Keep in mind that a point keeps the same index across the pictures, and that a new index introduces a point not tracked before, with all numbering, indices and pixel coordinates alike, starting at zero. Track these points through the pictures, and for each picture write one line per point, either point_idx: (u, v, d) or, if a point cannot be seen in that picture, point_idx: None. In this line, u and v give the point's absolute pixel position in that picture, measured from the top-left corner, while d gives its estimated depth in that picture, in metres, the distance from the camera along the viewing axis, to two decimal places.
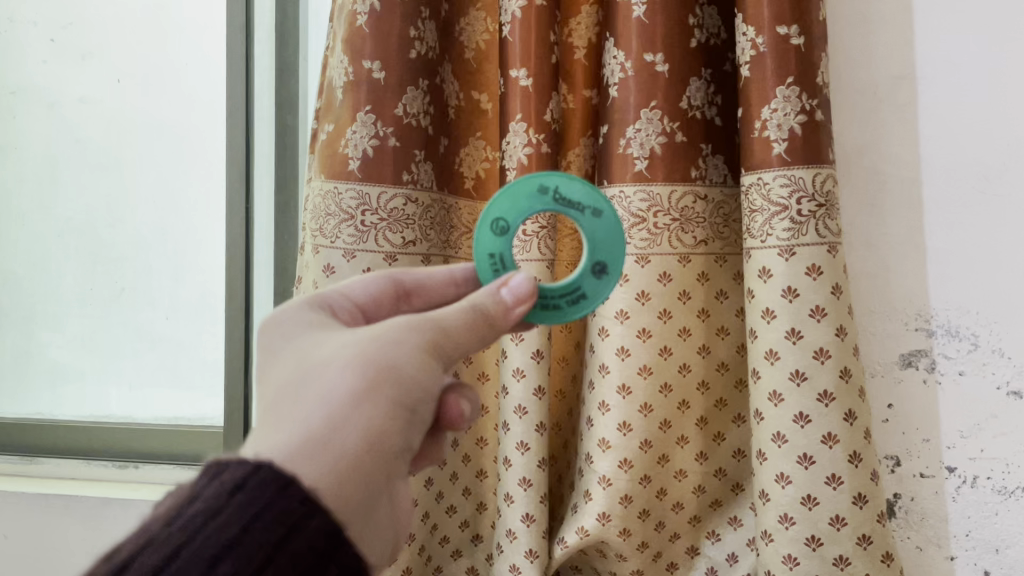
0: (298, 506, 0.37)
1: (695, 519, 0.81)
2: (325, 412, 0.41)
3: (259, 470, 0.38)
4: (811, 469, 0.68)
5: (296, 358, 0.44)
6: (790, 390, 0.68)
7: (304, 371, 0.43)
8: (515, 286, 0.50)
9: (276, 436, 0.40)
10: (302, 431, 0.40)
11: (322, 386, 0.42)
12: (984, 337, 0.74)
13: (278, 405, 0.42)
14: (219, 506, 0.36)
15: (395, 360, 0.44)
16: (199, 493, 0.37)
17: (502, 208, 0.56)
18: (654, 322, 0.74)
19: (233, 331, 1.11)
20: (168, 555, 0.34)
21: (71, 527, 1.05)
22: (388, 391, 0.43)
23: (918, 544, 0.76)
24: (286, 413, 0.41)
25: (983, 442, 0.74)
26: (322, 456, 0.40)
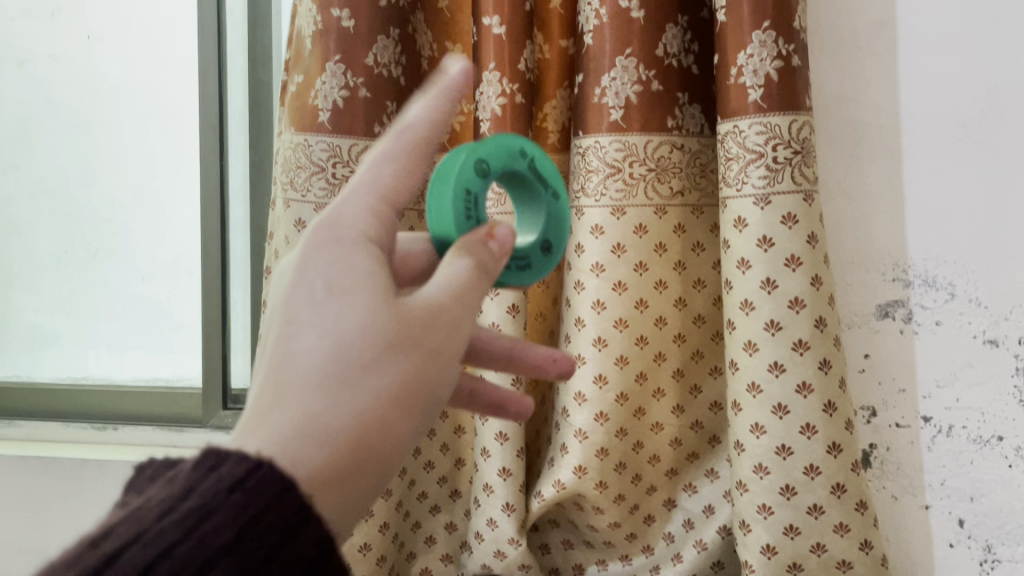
0: (294, 514, 0.32)
1: (672, 472, 0.81)
2: (356, 423, 0.36)
3: (260, 467, 0.32)
4: (786, 419, 0.68)
5: (334, 321, 0.36)
6: (765, 341, 0.68)
7: (343, 350, 0.36)
8: (503, 238, 0.43)
9: (302, 442, 0.34)
10: (329, 445, 0.35)
11: (358, 384, 0.36)
12: (962, 286, 0.73)
13: (304, 388, 0.35)
14: (215, 505, 0.31)
15: (429, 363, 0.38)
16: (194, 485, 0.32)
17: (490, 150, 0.49)
18: (629, 274, 0.74)
19: (210, 292, 1.10)
20: (159, 553, 0.30)
21: (52, 490, 1.04)
22: (410, 399, 0.38)
23: (894, 494, 0.76)
24: (314, 407, 0.35)
25: (959, 391, 0.73)
26: (343, 478, 0.36)
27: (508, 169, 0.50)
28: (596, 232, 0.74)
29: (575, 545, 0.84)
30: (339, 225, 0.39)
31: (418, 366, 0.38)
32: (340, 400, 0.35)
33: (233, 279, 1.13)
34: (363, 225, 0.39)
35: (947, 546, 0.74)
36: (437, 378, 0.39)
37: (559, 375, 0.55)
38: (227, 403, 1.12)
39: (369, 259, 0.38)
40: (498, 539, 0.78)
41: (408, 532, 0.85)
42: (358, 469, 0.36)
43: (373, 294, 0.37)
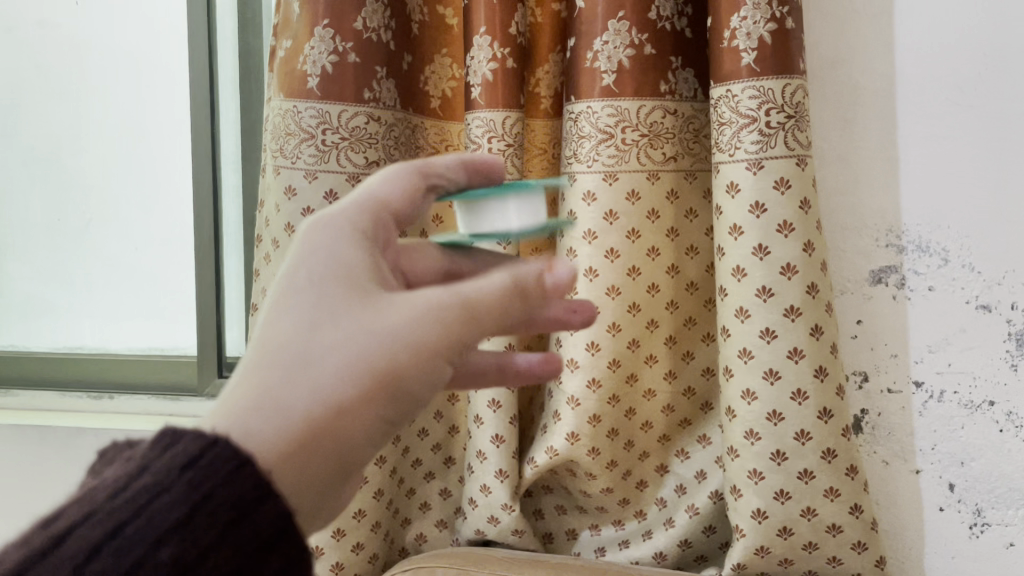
0: (250, 490, 0.32)
1: (665, 438, 0.81)
2: (320, 401, 0.35)
3: (215, 445, 0.33)
4: (777, 384, 0.68)
5: (309, 305, 0.37)
6: (757, 307, 0.68)
7: (310, 328, 0.36)
8: (560, 275, 0.44)
9: (257, 413, 0.34)
10: (286, 423, 0.35)
11: (323, 365, 0.36)
12: (955, 251, 0.73)
13: (272, 366, 0.35)
14: (167, 483, 0.32)
15: (413, 359, 0.37)
16: (149, 464, 0.33)
17: None
18: (622, 242, 0.73)
19: (205, 260, 1.10)
20: (109, 532, 0.30)
21: (48, 457, 1.05)
22: (386, 391, 0.37)
23: (885, 459, 0.76)
24: (273, 386, 0.35)
25: (951, 356, 0.73)
26: (299, 455, 0.35)
27: None
28: (588, 199, 0.73)
29: (568, 510, 0.84)
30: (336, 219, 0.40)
31: (397, 359, 0.37)
32: (301, 379, 0.35)
33: (227, 248, 1.13)
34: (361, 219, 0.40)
35: (937, 510, 0.75)
36: (420, 375, 0.38)
37: (587, 317, 0.56)
38: (223, 371, 1.12)
39: (358, 254, 0.38)
40: (492, 505, 0.79)
41: (403, 498, 0.86)
42: (313, 451, 0.35)
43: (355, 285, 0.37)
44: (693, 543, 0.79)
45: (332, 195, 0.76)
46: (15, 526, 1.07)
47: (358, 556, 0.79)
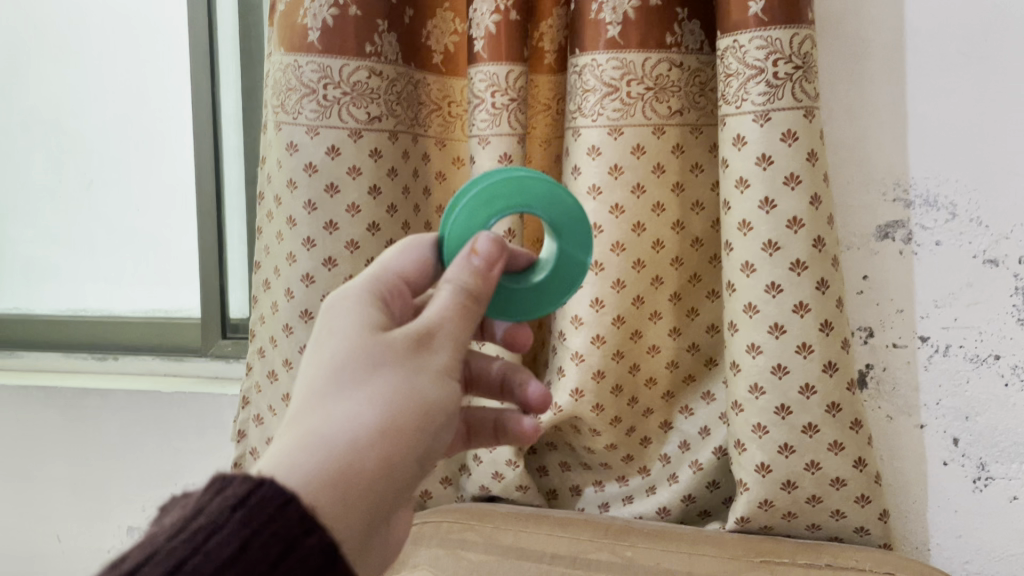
0: (297, 524, 0.34)
1: (668, 394, 0.81)
2: (354, 434, 0.37)
3: (261, 485, 0.34)
4: (781, 339, 0.68)
5: (328, 350, 0.40)
6: (762, 261, 0.67)
7: (337, 370, 0.39)
8: (483, 251, 0.45)
9: (298, 451, 0.36)
10: (326, 455, 0.36)
11: (351, 401, 0.38)
12: (963, 205, 0.72)
13: (305, 411, 0.38)
14: (221, 521, 0.33)
15: (421, 382, 0.40)
16: (202, 507, 0.34)
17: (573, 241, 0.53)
18: (626, 196, 0.73)
19: (205, 222, 1.09)
20: (171, 568, 0.31)
21: (54, 419, 1.05)
22: (411, 416, 0.39)
23: (889, 414, 0.76)
24: (310, 427, 0.37)
25: (957, 311, 0.73)
26: (344, 487, 0.36)
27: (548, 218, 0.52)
28: (593, 153, 0.72)
29: (572, 467, 0.85)
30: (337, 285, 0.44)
31: (410, 383, 0.40)
32: (336, 415, 0.38)
33: (229, 208, 1.12)
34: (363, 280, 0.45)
35: (941, 464, 0.75)
36: (435, 393, 0.41)
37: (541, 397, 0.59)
38: (226, 332, 1.12)
39: (361, 306, 0.42)
40: (496, 461, 0.80)
41: None
42: (359, 481, 0.37)
43: (363, 328, 0.40)
44: (697, 498, 0.79)
45: (334, 151, 0.76)
46: (22, 487, 1.08)
47: None
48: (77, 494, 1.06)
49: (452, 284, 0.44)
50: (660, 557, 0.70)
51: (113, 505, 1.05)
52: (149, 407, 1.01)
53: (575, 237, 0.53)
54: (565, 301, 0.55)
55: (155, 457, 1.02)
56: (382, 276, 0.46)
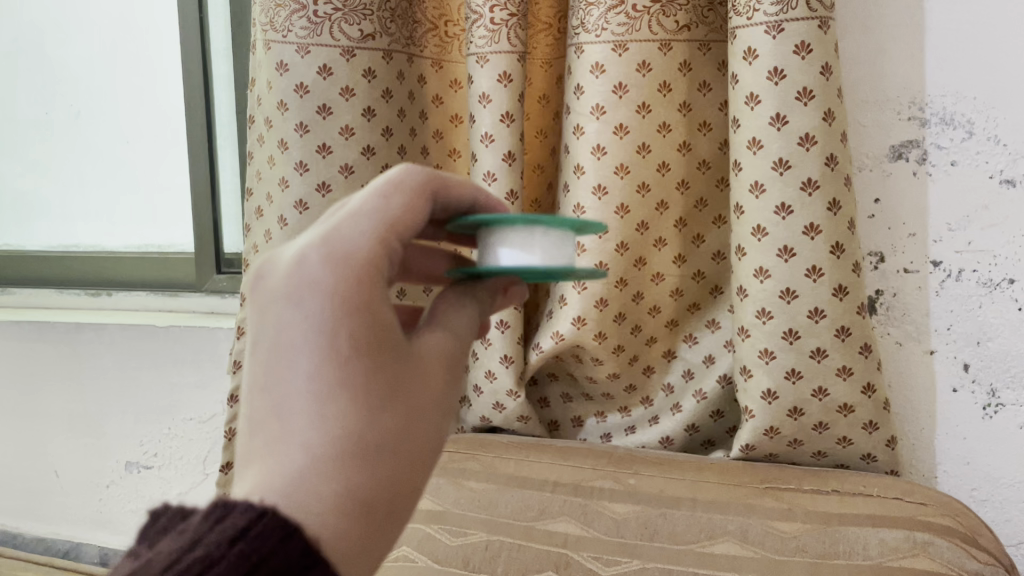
0: (300, 560, 0.30)
1: (672, 323, 0.79)
2: (395, 494, 0.34)
3: (264, 517, 0.31)
4: (791, 262, 0.66)
5: (368, 382, 0.34)
6: (772, 181, 0.65)
7: (376, 417, 0.34)
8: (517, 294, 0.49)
9: (347, 518, 0.32)
10: (370, 523, 0.33)
11: (394, 454, 0.35)
12: (980, 124, 0.69)
13: (345, 462, 0.33)
14: (218, 556, 0.29)
15: (441, 425, 0.38)
16: (201, 537, 0.31)
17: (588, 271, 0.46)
18: (631, 117, 0.70)
19: (198, 153, 1.06)
20: None
21: (48, 354, 1.04)
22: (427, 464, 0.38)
23: (898, 340, 0.74)
24: (357, 485, 0.33)
25: (972, 234, 0.71)
26: (379, 554, 0.34)
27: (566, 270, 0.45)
28: (596, 71, 0.69)
29: (574, 398, 0.83)
30: (346, 252, 0.34)
31: (433, 430, 0.37)
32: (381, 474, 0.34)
33: (221, 138, 1.09)
34: (374, 251, 0.35)
35: (950, 391, 0.73)
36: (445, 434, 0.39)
37: None
38: (221, 267, 1.09)
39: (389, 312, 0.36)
40: (497, 392, 0.78)
41: None
42: (388, 542, 0.35)
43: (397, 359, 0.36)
44: (700, 427, 0.78)
45: (326, 71, 0.73)
46: (19, 421, 1.08)
47: None
48: (74, 429, 1.05)
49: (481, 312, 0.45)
50: (663, 485, 0.69)
51: (111, 440, 1.04)
52: (144, 342, 1.00)
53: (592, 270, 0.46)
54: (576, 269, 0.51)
55: (152, 392, 1.01)
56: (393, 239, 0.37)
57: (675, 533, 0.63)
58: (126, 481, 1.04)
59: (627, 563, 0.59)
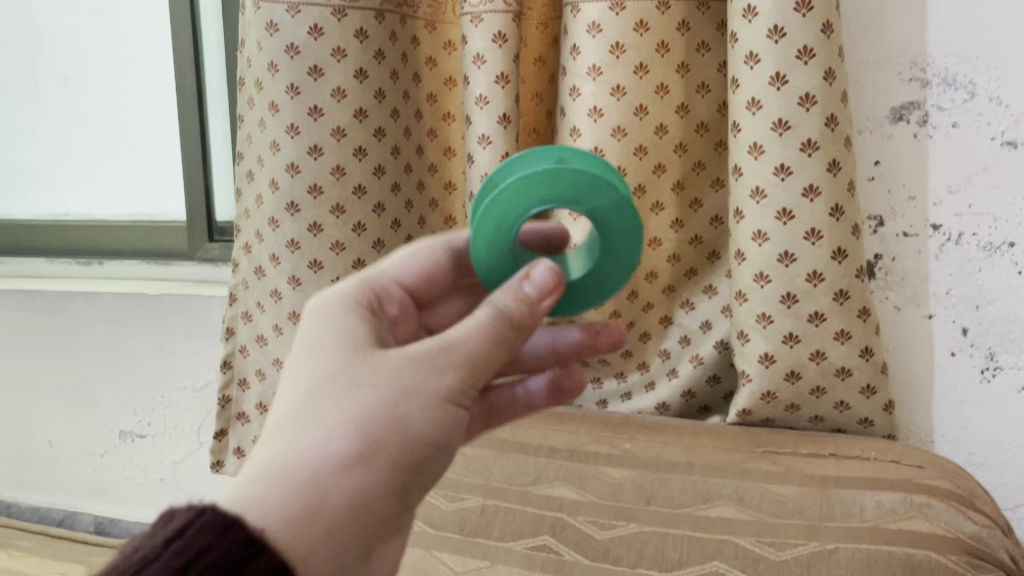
0: (241, 549, 0.32)
1: (669, 289, 0.78)
2: (320, 460, 0.35)
3: (203, 514, 0.33)
4: (789, 225, 0.65)
5: (309, 369, 0.38)
6: (771, 142, 0.64)
7: (313, 395, 0.37)
8: (539, 279, 0.41)
9: (264, 482, 0.35)
10: (287, 486, 0.35)
11: (323, 425, 0.36)
12: (982, 85, 0.68)
13: (278, 438, 0.36)
14: (152, 556, 0.31)
15: (409, 403, 0.37)
16: (136, 546, 0.32)
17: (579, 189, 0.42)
18: (628, 78, 0.69)
19: (188, 119, 1.05)
20: None
21: (39, 323, 1.04)
22: (387, 442, 0.37)
23: (896, 305, 0.74)
24: (281, 453, 0.36)
25: (972, 197, 0.70)
26: (309, 517, 0.34)
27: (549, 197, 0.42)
28: (593, 31, 0.68)
29: None
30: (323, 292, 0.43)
31: (388, 406, 0.37)
32: (304, 439, 0.36)
33: (212, 105, 1.07)
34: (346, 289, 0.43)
35: (948, 355, 0.73)
36: (424, 417, 0.38)
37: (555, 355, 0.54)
38: (214, 236, 1.08)
39: (352, 319, 0.41)
40: None
41: None
42: (326, 509, 0.35)
43: (349, 349, 0.38)
44: (697, 393, 0.78)
45: (317, 31, 0.71)
46: (11, 390, 1.07)
47: None
48: (66, 398, 1.05)
49: (490, 306, 0.40)
50: (660, 449, 0.69)
51: (104, 409, 1.03)
52: (136, 311, 0.99)
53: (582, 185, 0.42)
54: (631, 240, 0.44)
55: (145, 362, 1.00)
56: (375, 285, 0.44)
57: (671, 496, 0.62)
58: (119, 450, 1.04)
59: (622, 527, 0.60)
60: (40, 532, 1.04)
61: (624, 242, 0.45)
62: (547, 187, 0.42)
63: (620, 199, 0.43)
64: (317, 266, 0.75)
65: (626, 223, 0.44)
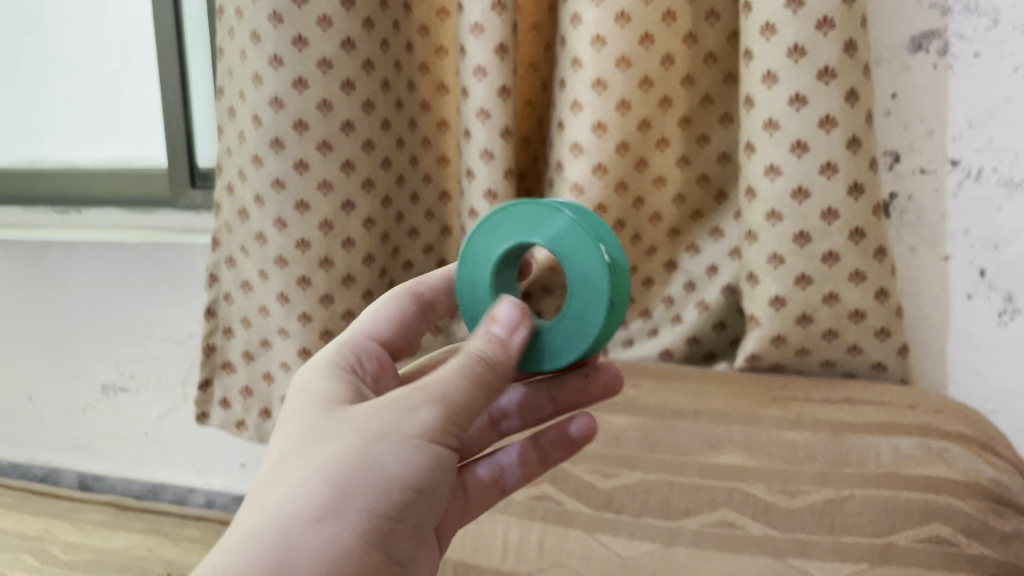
0: None
1: (674, 232, 0.75)
2: (284, 521, 0.34)
3: None
4: (804, 158, 0.61)
5: (286, 431, 0.38)
6: (786, 70, 0.60)
7: (284, 458, 0.37)
8: (504, 317, 0.40)
9: (228, 552, 0.33)
10: (250, 549, 0.33)
11: (289, 484, 0.35)
12: (1008, 12, 0.64)
13: (247, 506, 0.35)
14: None
15: (380, 448, 0.36)
16: None
17: (520, 218, 0.42)
18: (634, 3, 0.64)
19: (167, 57, 0.99)
20: None
21: (16, 273, 1.00)
22: (357, 494, 0.35)
23: (912, 246, 0.71)
24: (248, 519, 0.34)
25: (993, 131, 0.67)
26: None
27: (500, 233, 0.43)
28: None
29: None
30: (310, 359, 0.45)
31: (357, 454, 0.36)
32: (271, 501, 0.35)
33: (191, 43, 1.02)
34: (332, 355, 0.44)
35: (964, 298, 0.70)
36: (395, 466, 0.36)
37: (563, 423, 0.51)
38: (196, 182, 1.03)
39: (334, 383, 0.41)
40: None
41: None
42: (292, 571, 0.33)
43: (323, 409, 0.38)
44: (702, 339, 0.75)
45: None
46: None
47: None
48: (45, 351, 1.02)
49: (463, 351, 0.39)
50: (664, 395, 0.66)
51: (86, 362, 1.00)
52: (115, 260, 0.95)
53: (520, 214, 0.42)
54: (590, 261, 0.40)
55: (126, 313, 0.96)
56: (352, 344, 0.46)
57: (677, 443, 0.60)
58: (101, 404, 1.01)
59: (625, 476, 0.58)
60: (18, 487, 1.02)
61: (581, 283, 0.41)
62: (501, 221, 0.43)
63: (569, 217, 0.40)
64: (304, 208, 0.71)
65: (584, 257, 0.40)
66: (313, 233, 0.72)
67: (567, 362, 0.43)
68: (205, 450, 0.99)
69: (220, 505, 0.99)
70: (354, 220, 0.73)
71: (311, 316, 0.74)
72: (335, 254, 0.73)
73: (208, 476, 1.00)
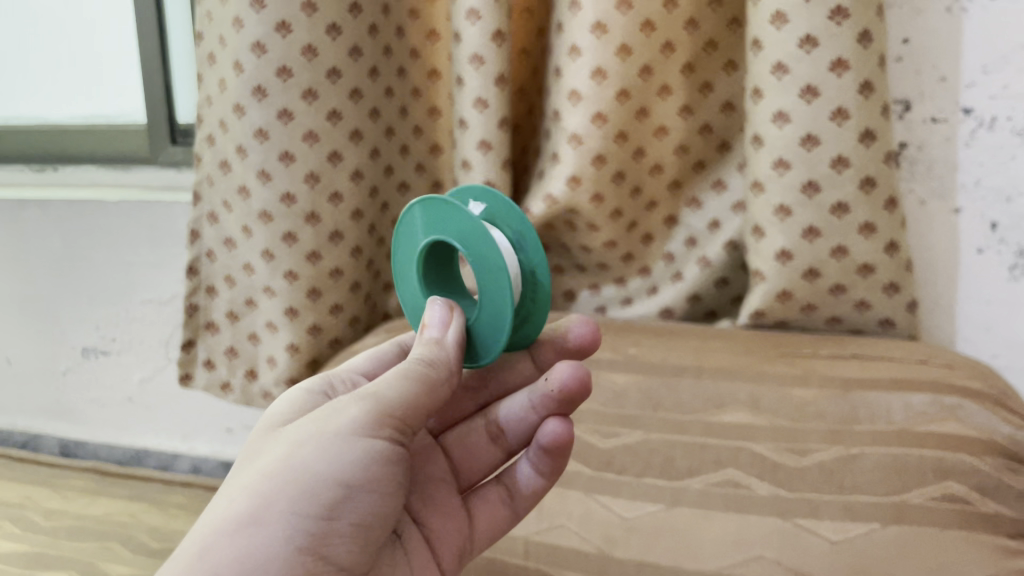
0: None
1: (675, 185, 0.72)
2: (215, 531, 0.33)
3: None
4: (813, 104, 0.58)
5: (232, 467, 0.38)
6: (797, 9, 0.57)
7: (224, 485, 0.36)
8: (434, 319, 0.41)
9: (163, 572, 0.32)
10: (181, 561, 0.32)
11: (222, 502, 0.35)
12: None
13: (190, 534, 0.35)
14: None
15: (309, 448, 0.36)
16: None
17: (406, 235, 0.45)
18: None
19: (143, 8, 0.95)
20: None
21: None
22: (287, 492, 0.34)
23: (922, 198, 0.69)
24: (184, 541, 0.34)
25: (1009, 78, 0.64)
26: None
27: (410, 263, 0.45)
28: None
29: (566, 270, 0.77)
30: None
31: (285, 458, 0.35)
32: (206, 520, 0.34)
33: None
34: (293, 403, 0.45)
35: (975, 253, 0.68)
36: (324, 462, 0.35)
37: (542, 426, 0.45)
38: (177, 138, 0.99)
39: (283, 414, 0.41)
40: None
41: (380, 254, 0.79)
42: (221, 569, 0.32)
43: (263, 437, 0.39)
44: (703, 297, 0.73)
45: None
46: None
47: (337, 319, 0.74)
48: (23, 313, 0.99)
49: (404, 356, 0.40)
50: (666, 352, 0.63)
51: (65, 324, 0.97)
52: (93, 218, 0.91)
53: (406, 236, 0.45)
54: (456, 215, 0.41)
55: (106, 273, 0.93)
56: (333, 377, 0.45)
57: (680, 401, 0.57)
58: (82, 368, 0.98)
59: (626, 435, 0.56)
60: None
61: (463, 245, 0.41)
62: (402, 253, 0.46)
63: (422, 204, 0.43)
64: (288, 159, 0.68)
65: (451, 219, 0.41)
66: (298, 186, 0.69)
67: (507, 323, 0.41)
68: (190, 415, 0.96)
69: (206, 471, 0.96)
70: (341, 173, 0.70)
71: (297, 274, 0.71)
72: (322, 208, 0.70)
73: (194, 441, 0.98)
